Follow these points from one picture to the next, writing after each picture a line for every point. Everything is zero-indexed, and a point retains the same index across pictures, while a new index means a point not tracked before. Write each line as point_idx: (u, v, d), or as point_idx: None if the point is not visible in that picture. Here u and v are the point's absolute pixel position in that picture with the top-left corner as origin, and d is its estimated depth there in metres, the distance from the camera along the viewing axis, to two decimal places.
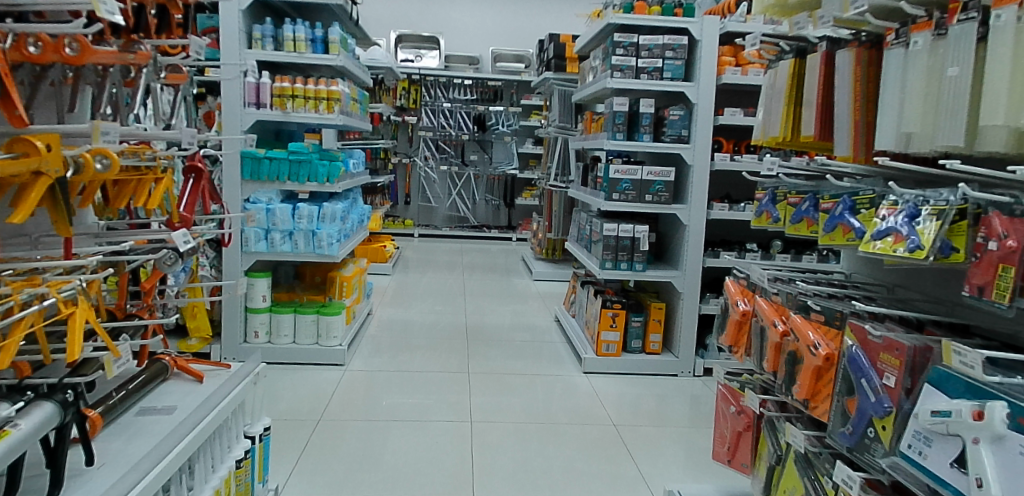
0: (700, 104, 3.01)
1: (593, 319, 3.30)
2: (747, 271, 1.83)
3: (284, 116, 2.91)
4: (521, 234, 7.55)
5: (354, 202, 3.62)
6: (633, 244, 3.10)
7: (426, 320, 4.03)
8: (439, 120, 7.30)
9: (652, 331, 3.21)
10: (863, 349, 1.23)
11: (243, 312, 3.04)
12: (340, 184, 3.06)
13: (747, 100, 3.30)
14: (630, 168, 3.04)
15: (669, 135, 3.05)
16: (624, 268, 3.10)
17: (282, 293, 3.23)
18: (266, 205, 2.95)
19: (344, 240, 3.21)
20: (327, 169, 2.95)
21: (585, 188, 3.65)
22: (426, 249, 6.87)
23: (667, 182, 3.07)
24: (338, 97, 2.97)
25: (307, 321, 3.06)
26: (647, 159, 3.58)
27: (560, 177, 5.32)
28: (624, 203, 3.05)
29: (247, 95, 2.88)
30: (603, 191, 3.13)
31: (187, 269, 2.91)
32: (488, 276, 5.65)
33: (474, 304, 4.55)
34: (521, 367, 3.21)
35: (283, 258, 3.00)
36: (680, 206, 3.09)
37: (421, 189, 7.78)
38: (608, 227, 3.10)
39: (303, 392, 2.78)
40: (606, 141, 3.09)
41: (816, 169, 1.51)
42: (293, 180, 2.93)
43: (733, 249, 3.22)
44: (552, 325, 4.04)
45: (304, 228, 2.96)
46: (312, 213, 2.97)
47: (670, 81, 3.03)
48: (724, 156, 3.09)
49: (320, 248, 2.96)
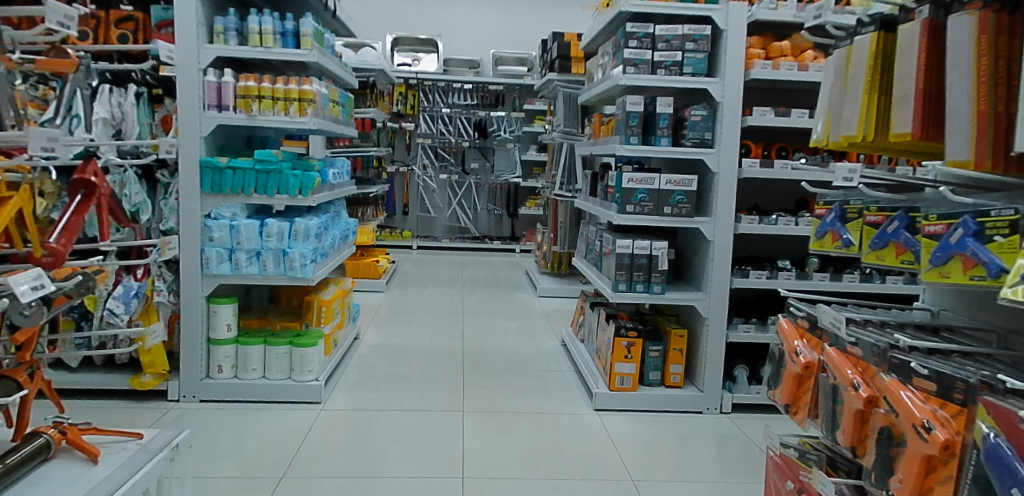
0: (726, 102, 2.64)
1: (605, 347, 2.90)
2: (807, 308, 1.43)
3: (250, 120, 2.55)
4: (525, 246, 7.17)
5: (336, 215, 3.25)
6: (651, 262, 2.71)
7: (419, 345, 3.65)
8: (438, 126, 7.00)
9: (673, 362, 2.81)
10: (1011, 440, 0.81)
11: (204, 344, 2.65)
12: (316, 197, 2.70)
13: (776, 98, 2.92)
14: (645, 176, 2.66)
15: (690, 138, 2.68)
16: (640, 290, 2.71)
17: (252, 320, 2.85)
18: (230, 221, 2.58)
19: (322, 260, 2.83)
20: (299, 180, 2.58)
21: (593, 199, 3.27)
22: (424, 261, 6.49)
23: (689, 192, 2.68)
24: (312, 97, 2.61)
25: (278, 353, 2.67)
26: (663, 165, 3.19)
27: (565, 186, 4.94)
28: (640, 217, 2.67)
29: (207, 96, 2.52)
30: (615, 202, 2.75)
31: (138, 294, 2.52)
32: (489, 291, 5.27)
33: (473, 325, 4.17)
34: (523, 404, 2.82)
35: (249, 282, 2.62)
36: (703, 219, 2.70)
37: (419, 199, 7.41)
38: (621, 243, 2.69)
39: (273, 438, 2.39)
40: (618, 145, 2.69)
41: (914, 180, 1.13)
42: (261, 193, 2.57)
43: (764, 268, 2.82)
44: (558, 350, 3.64)
45: (274, 248, 2.58)
46: (283, 230, 2.59)
47: (691, 77, 2.65)
48: (753, 162, 2.71)
49: (292, 270, 2.59)
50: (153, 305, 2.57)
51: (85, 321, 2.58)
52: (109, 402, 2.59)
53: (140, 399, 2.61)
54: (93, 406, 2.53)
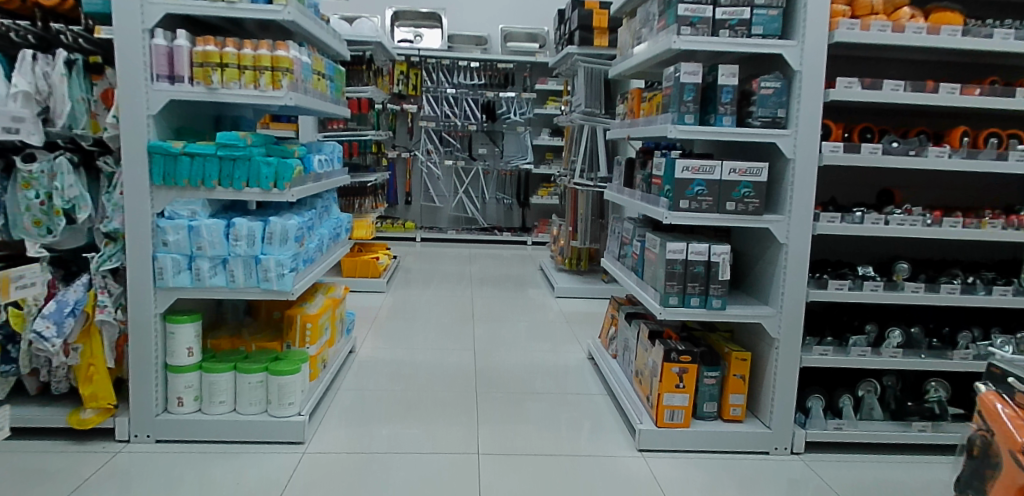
0: (805, 70, 2.11)
1: (648, 372, 2.40)
2: None
3: (211, 95, 2.04)
4: (538, 238, 6.67)
5: (325, 210, 2.74)
6: (709, 271, 2.20)
7: (423, 360, 3.16)
8: (442, 108, 6.45)
9: (732, 391, 2.31)
10: None
11: (162, 372, 2.16)
12: (299, 191, 2.19)
13: (850, 69, 2.43)
14: (703, 164, 2.14)
15: (758, 116, 2.15)
16: (695, 305, 2.22)
17: (222, 339, 2.34)
18: (188, 221, 2.06)
19: (306, 267, 2.33)
20: (274, 169, 2.07)
21: (628, 191, 2.76)
22: (429, 255, 5.99)
23: (758, 183, 2.16)
24: (288, 66, 2.08)
25: (252, 383, 2.17)
26: (714, 150, 2.68)
27: (586, 174, 4.43)
28: (697, 214, 2.16)
29: (156, 65, 2.01)
30: (664, 196, 2.24)
31: (75, 312, 2.02)
32: (501, 290, 4.78)
33: (485, 332, 3.67)
34: (550, 442, 2.33)
35: (214, 296, 2.12)
36: (774, 218, 2.19)
37: (423, 187, 6.88)
38: (674, 248, 2.16)
39: (242, 490, 1.89)
40: (669, 126, 2.15)
41: None
42: (228, 185, 2.07)
43: (844, 277, 2.33)
44: (584, 366, 3.15)
45: (245, 255, 2.08)
46: (254, 232, 2.08)
47: (762, 40, 2.12)
48: (835, 146, 2.20)
49: (266, 281, 2.09)
50: (96, 325, 2.07)
51: (12, 346, 2.07)
52: (44, 443, 2.11)
53: (81, 441, 2.13)
54: (23, 450, 2.05)
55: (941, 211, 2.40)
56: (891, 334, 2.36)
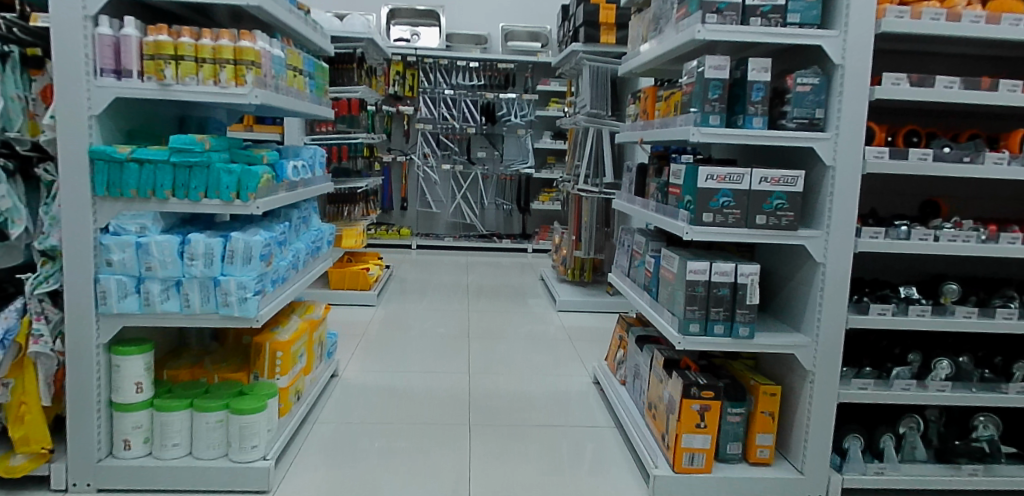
0: (849, 64, 1.83)
1: (661, 407, 2.13)
2: None
3: (163, 92, 1.75)
4: (538, 245, 6.40)
5: (303, 222, 2.48)
6: (737, 294, 1.92)
7: (413, 385, 2.88)
8: (440, 110, 6.18)
9: (760, 431, 2.03)
10: None
11: (106, 410, 1.89)
12: (268, 203, 1.92)
13: (888, 64, 2.17)
14: (730, 172, 1.86)
15: (793, 117, 1.89)
16: (719, 333, 1.93)
17: (181, 369, 2.09)
18: (136, 237, 1.79)
19: (276, 290, 2.07)
20: (236, 178, 1.80)
21: (638, 201, 2.49)
22: (425, 264, 5.72)
23: (792, 194, 1.89)
24: (254, 59, 1.80)
25: (210, 423, 1.90)
26: (737, 155, 2.41)
27: (591, 179, 4.17)
28: (723, 229, 1.89)
29: (100, 57, 1.73)
30: (683, 208, 1.97)
31: (5, 343, 1.75)
32: (499, 302, 4.51)
33: (482, 351, 3.39)
34: (553, 487, 2.05)
35: (167, 323, 1.85)
36: (809, 233, 1.92)
37: (419, 192, 6.60)
38: (695, 267, 1.89)
39: None
40: (692, 128, 1.88)
41: None
42: (183, 196, 1.80)
43: (887, 300, 2.06)
44: (590, 391, 2.87)
45: (202, 276, 1.81)
46: (212, 250, 1.81)
47: (798, 29, 1.85)
48: (880, 151, 1.92)
49: (227, 306, 1.83)
50: (29, 358, 1.80)
51: None
52: None
53: (13, 490, 1.85)
54: None
55: (997, 226, 2.09)
56: (938, 365, 2.07)
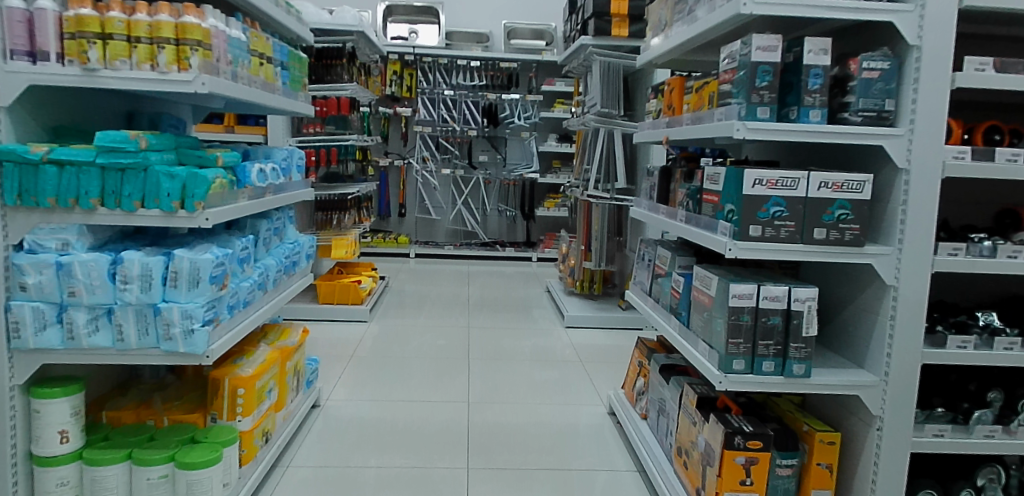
0: (927, 44, 1.51)
1: (696, 456, 1.79)
2: None
3: (88, 78, 1.44)
4: (544, 253, 6.07)
5: (276, 234, 2.14)
6: (790, 324, 1.58)
7: (405, 417, 2.55)
8: (439, 111, 5.85)
9: (815, 486, 1.68)
10: None
11: (27, 464, 1.55)
12: (223, 213, 1.59)
13: (960, 50, 1.84)
14: (782, 176, 1.53)
15: (857, 109, 1.55)
16: (769, 370, 1.60)
17: (124, 410, 1.74)
18: (58, 255, 1.46)
19: (236, 317, 1.73)
20: (179, 183, 1.47)
21: (661, 210, 2.16)
22: (423, 274, 5.38)
23: (858, 202, 1.55)
24: (199, 37, 1.48)
25: (151, 479, 1.54)
26: (782, 156, 2.08)
27: (602, 185, 3.84)
28: (773, 245, 1.55)
29: (9, 37, 1.41)
30: (723, 219, 1.64)
31: None
32: (503, 316, 4.17)
33: (483, 374, 3.04)
34: None
35: (97, 360, 1.52)
36: (878, 250, 1.59)
37: (418, 198, 6.28)
38: (739, 291, 1.56)
39: None
40: (737, 122, 1.54)
41: None
42: (114, 205, 1.47)
43: (967, 331, 1.71)
44: (605, 425, 2.53)
45: (139, 303, 1.48)
46: (150, 271, 1.47)
47: (864, 2, 1.52)
48: (962, 151, 1.59)
49: (169, 340, 1.49)
50: None
51: None
52: None
53: None
54: None
55: None
56: None
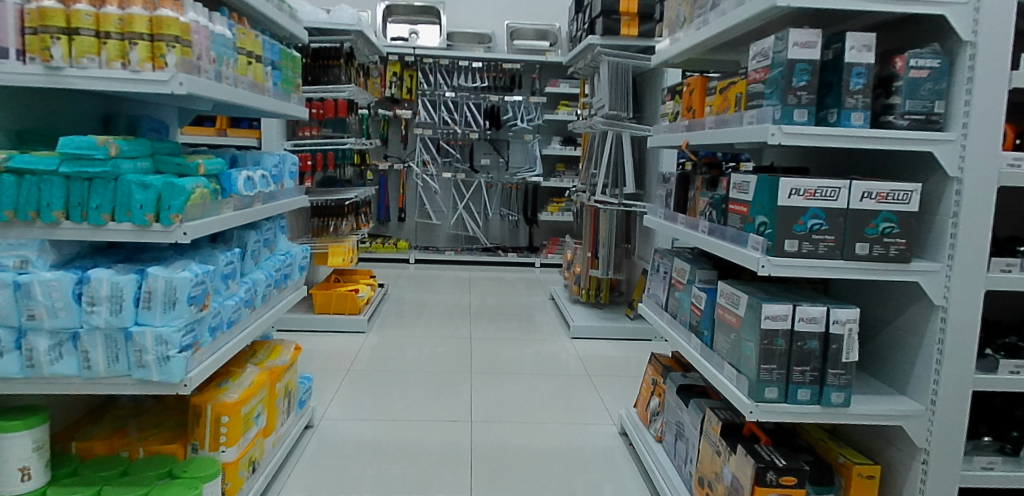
0: (982, 41, 1.36)
1: (720, 489, 1.63)
2: None
3: (53, 77, 1.29)
4: (547, 259, 5.92)
5: (265, 246, 2.00)
6: (828, 350, 1.43)
7: (403, 438, 2.39)
8: (439, 113, 5.73)
9: None
10: None
11: None
12: (203, 225, 1.44)
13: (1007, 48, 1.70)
14: (821, 185, 1.39)
15: (904, 112, 1.41)
16: (804, 399, 1.45)
17: (96, 441, 1.60)
18: (16, 275, 1.31)
19: (220, 338, 1.58)
20: (154, 194, 1.33)
21: (678, 219, 2.01)
22: (423, 280, 5.24)
23: (904, 214, 1.41)
24: (177, 32, 1.33)
25: None
26: (810, 162, 1.94)
27: (609, 189, 3.69)
28: (811, 262, 1.41)
29: None
30: (753, 231, 1.50)
31: None
32: (506, 326, 4.02)
33: (486, 389, 2.89)
34: None
35: (62, 390, 1.37)
36: (926, 268, 1.44)
37: (418, 202, 6.13)
38: (773, 312, 1.41)
39: None
40: (772, 125, 1.39)
41: None
42: (80, 218, 1.32)
43: (1020, 355, 1.56)
44: (616, 446, 2.38)
45: (108, 327, 1.33)
46: (120, 291, 1.32)
47: None
48: (1017, 158, 1.44)
49: (142, 368, 1.35)
50: None
51: None
52: None
53: None
54: None
55: None
56: None
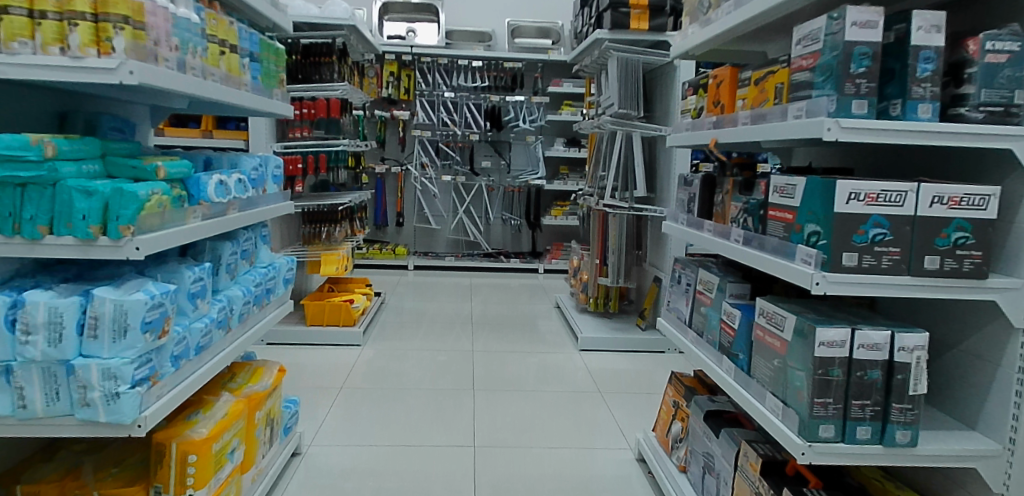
0: None
1: None
2: None
3: None
4: (551, 265, 5.71)
5: (244, 258, 1.79)
6: (892, 381, 1.23)
7: (399, 466, 2.18)
8: (439, 115, 5.52)
9: None
10: None
11: None
12: (163, 237, 1.23)
13: None
14: (884, 189, 1.19)
15: (981, 102, 1.20)
16: (863, 438, 1.25)
17: (43, 486, 1.39)
18: None
19: (186, 367, 1.37)
20: (99, 202, 1.12)
21: (704, 226, 1.81)
22: (423, 288, 5.03)
23: (982, 222, 1.20)
24: (126, 11, 1.13)
25: None
26: (857, 163, 1.73)
27: (619, 193, 3.49)
28: (873, 278, 1.20)
29: None
30: (801, 242, 1.29)
31: None
32: (510, 336, 3.81)
33: (490, 409, 2.68)
34: None
35: None
36: (1006, 284, 1.23)
37: (417, 206, 5.93)
38: (828, 338, 1.22)
39: None
40: (828, 118, 1.18)
41: None
42: (11, 231, 1.12)
43: None
44: (633, 475, 2.17)
45: (45, 360, 1.12)
46: (59, 317, 1.12)
47: None
48: None
49: (87, 407, 1.14)
50: None
51: None
52: None
53: None
54: None
55: None
56: None
